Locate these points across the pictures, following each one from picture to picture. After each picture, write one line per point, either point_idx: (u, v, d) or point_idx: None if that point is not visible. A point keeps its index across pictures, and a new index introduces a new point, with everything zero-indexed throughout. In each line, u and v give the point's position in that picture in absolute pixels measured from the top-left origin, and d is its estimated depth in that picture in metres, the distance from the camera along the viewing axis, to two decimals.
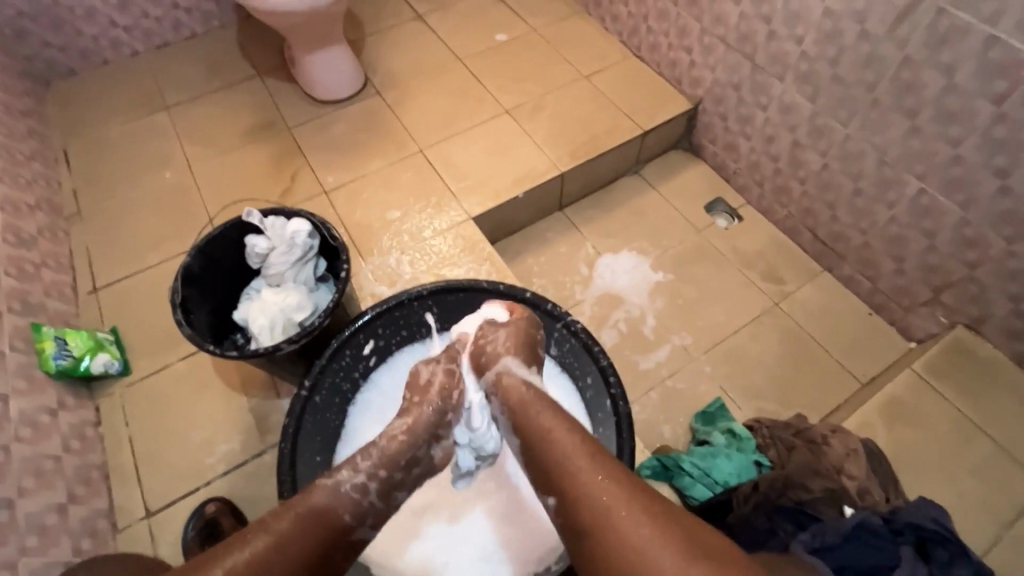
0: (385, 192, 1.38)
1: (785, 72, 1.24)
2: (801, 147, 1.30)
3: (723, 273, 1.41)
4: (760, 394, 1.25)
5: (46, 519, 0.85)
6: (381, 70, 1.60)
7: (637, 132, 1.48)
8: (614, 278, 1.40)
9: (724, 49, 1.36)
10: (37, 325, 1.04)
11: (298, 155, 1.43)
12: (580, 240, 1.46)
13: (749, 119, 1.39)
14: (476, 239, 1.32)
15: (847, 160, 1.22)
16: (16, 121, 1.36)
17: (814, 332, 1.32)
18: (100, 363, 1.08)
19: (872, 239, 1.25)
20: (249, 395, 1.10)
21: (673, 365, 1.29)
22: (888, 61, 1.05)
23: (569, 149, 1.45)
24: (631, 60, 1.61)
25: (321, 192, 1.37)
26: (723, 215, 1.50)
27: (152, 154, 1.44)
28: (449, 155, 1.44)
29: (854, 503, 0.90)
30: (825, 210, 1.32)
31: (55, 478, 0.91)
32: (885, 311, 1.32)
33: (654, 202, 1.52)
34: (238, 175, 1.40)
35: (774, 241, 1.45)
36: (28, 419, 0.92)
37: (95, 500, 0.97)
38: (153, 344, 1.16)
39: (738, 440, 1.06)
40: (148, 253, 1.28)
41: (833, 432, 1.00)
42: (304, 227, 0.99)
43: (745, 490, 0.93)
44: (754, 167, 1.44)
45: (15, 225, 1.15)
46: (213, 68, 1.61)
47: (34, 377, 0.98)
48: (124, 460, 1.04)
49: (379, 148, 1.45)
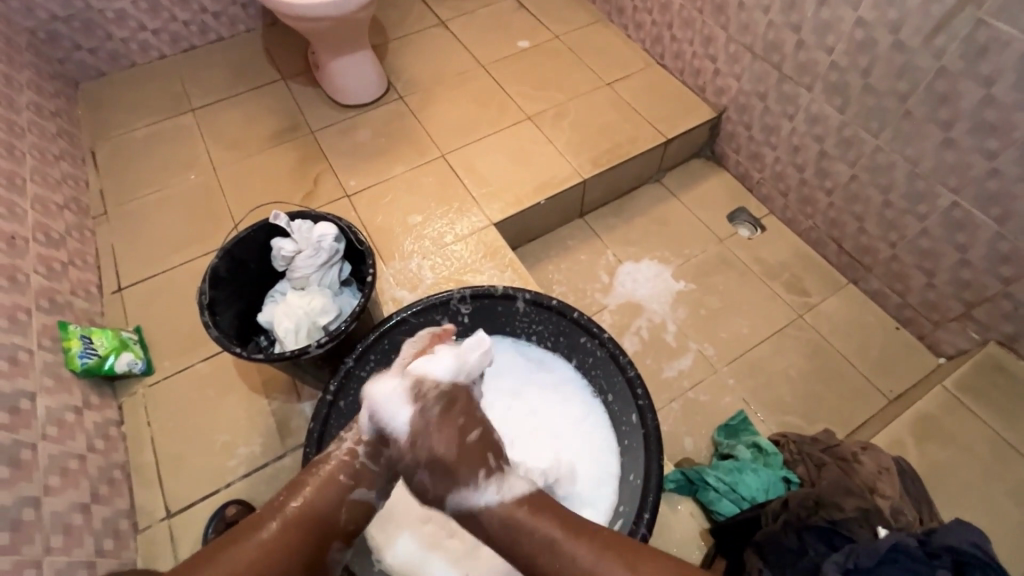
0: (406, 197, 1.38)
1: (814, 82, 1.23)
2: (829, 157, 1.28)
3: (746, 284, 1.39)
4: (784, 408, 1.23)
5: (70, 518, 0.85)
6: (404, 76, 1.60)
7: (661, 140, 1.47)
8: (636, 286, 1.39)
9: (750, 58, 1.35)
10: (64, 324, 1.05)
11: (320, 159, 1.44)
12: (601, 248, 1.45)
13: (775, 128, 1.37)
14: (497, 245, 1.31)
15: (877, 172, 1.20)
16: (47, 121, 1.38)
17: (840, 346, 1.30)
18: (124, 363, 1.08)
19: (901, 252, 1.23)
20: (269, 398, 1.10)
21: (696, 376, 1.27)
22: (923, 71, 1.03)
23: (592, 157, 1.44)
24: (654, 68, 1.61)
25: (344, 196, 1.38)
26: (746, 225, 1.49)
27: (179, 155, 1.45)
28: (470, 160, 1.44)
29: (888, 524, 0.87)
30: (853, 222, 1.30)
31: (79, 476, 0.91)
32: (914, 325, 1.29)
33: (676, 211, 1.51)
34: (264, 176, 1.41)
35: (798, 253, 1.43)
36: (54, 417, 0.92)
37: (118, 501, 0.97)
38: (176, 345, 1.16)
39: (765, 455, 1.05)
40: (171, 254, 1.29)
41: (864, 450, 0.98)
42: (331, 231, 0.99)
43: (774, 507, 0.91)
44: (779, 176, 1.42)
45: (44, 224, 1.17)
46: (238, 70, 1.62)
47: (60, 375, 0.99)
48: (146, 460, 1.04)
49: (401, 153, 1.45)
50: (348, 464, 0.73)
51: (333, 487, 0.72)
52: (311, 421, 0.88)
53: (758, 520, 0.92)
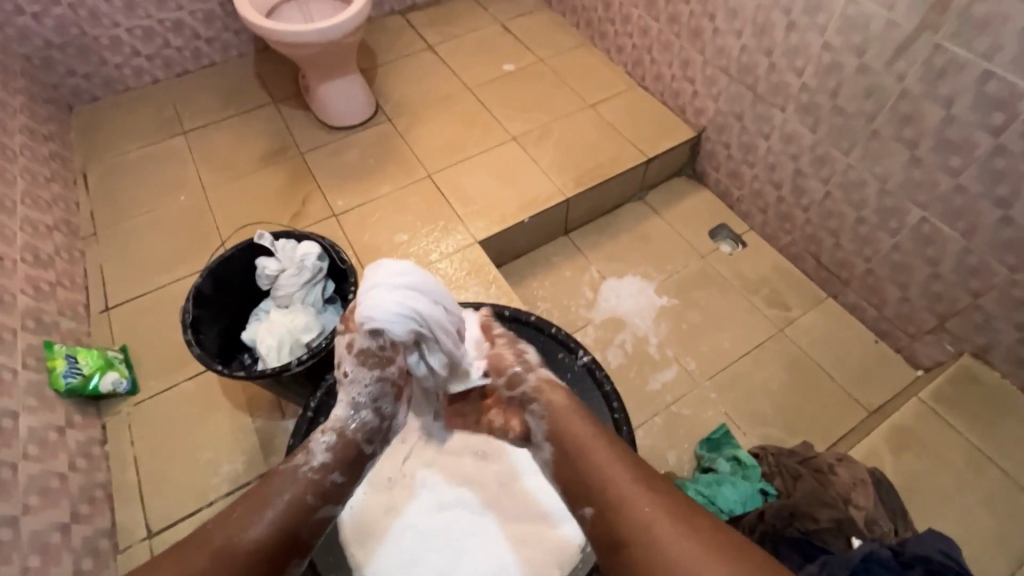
0: (393, 216, 1.40)
1: (787, 102, 1.27)
2: (804, 175, 1.31)
3: (727, 298, 1.41)
4: (766, 422, 1.24)
5: (49, 538, 0.85)
6: (392, 98, 1.64)
7: (642, 159, 1.51)
8: (619, 301, 1.41)
9: (726, 80, 1.39)
10: (50, 343, 1.05)
11: (309, 179, 1.47)
12: (585, 265, 1.48)
13: (752, 147, 1.41)
14: (481, 263, 1.34)
15: (849, 189, 1.23)
16: (40, 145, 1.41)
17: (819, 359, 1.32)
18: (109, 382, 1.09)
19: (876, 267, 1.26)
20: (253, 416, 1.11)
21: (678, 390, 1.28)
22: (887, 93, 1.08)
23: (575, 175, 1.48)
24: (636, 90, 1.65)
25: (331, 216, 1.40)
26: (727, 241, 1.52)
27: (169, 177, 1.48)
28: (456, 180, 1.47)
29: (863, 536, 0.89)
30: (829, 237, 1.33)
31: (60, 496, 0.92)
32: (891, 338, 1.31)
33: (659, 227, 1.54)
34: (253, 196, 1.44)
35: (778, 267, 1.46)
36: (36, 436, 0.93)
37: (98, 520, 0.97)
38: (162, 364, 1.17)
39: (743, 468, 1.05)
40: (159, 273, 1.31)
41: (839, 461, 0.99)
42: (314, 250, 1.01)
43: (750, 519, 0.93)
44: (757, 194, 1.46)
45: (33, 245, 1.18)
46: (229, 95, 1.66)
47: (44, 395, 0.99)
48: (128, 479, 1.04)
49: (388, 173, 1.48)
50: (319, 484, 0.76)
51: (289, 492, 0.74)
52: (291, 436, 0.90)
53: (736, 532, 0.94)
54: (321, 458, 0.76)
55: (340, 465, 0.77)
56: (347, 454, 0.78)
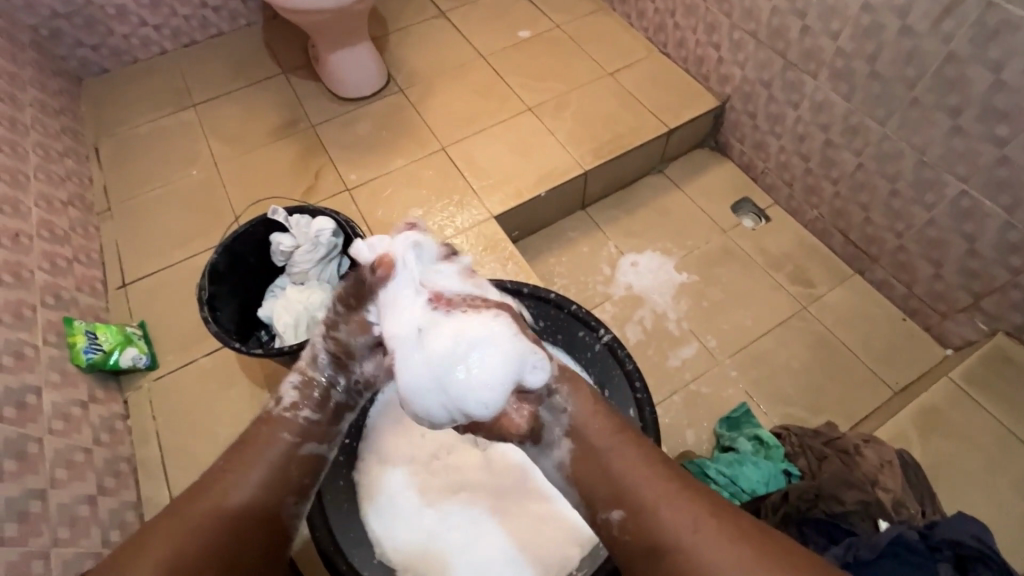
0: (406, 190, 1.37)
1: (819, 68, 1.20)
2: (835, 146, 1.26)
3: (749, 275, 1.38)
4: (787, 401, 1.22)
5: (76, 510, 0.87)
6: (404, 68, 1.59)
7: (663, 130, 1.45)
8: (637, 277, 1.38)
9: (755, 45, 1.32)
10: (69, 319, 1.06)
11: (321, 153, 1.44)
12: (602, 240, 1.44)
13: (780, 117, 1.35)
14: (497, 238, 1.31)
15: (883, 160, 1.18)
16: (51, 119, 1.39)
17: (843, 337, 1.28)
18: (129, 358, 1.10)
19: (908, 242, 1.21)
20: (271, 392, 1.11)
21: (698, 368, 1.26)
22: (930, 56, 1.01)
23: (594, 148, 1.43)
24: (658, 56, 1.58)
25: (344, 190, 1.38)
26: (751, 216, 1.47)
27: (180, 151, 1.46)
28: (471, 153, 1.43)
29: (890, 517, 0.87)
30: (858, 212, 1.28)
31: (85, 469, 0.93)
32: (920, 316, 1.27)
33: (680, 201, 1.49)
34: (265, 170, 1.42)
35: (803, 243, 1.42)
36: (60, 411, 0.94)
37: (124, 493, 0.98)
38: (180, 340, 1.18)
39: (766, 448, 1.04)
40: (174, 249, 1.30)
41: (866, 442, 0.97)
42: (328, 225, 0.99)
43: (774, 500, 0.91)
44: (783, 166, 1.41)
45: (49, 221, 1.18)
46: (238, 65, 1.62)
47: (67, 370, 1.00)
48: (151, 453, 1.06)
49: (401, 146, 1.45)
50: (292, 423, 0.71)
51: (276, 441, 0.69)
52: None
53: (758, 512, 0.93)
54: (290, 399, 0.73)
55: (310, 404, 0.73)
56: (314, 392, 0.74)
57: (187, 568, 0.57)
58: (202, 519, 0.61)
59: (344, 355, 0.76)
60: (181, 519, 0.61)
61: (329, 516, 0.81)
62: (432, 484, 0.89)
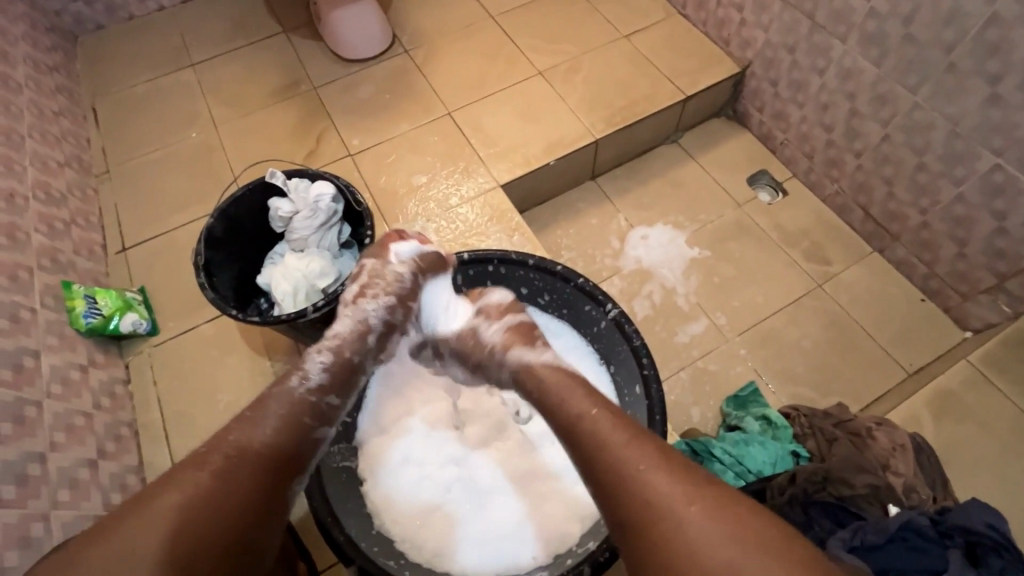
0: (411, 156, 1.33)
1: (849, 31, 1.13)
2: (860, 116, 1.19)
3: (763, 251, 1.33)
4: (797, 380, 1.19)
5: (76, 473, 0.86)
6: (410, 28, 1.52)
7: (680, 97, 1.39)
8: (646, 251, 1.34)
9: (781, 6, 1.25)
10: (67, 283, 1.04)
11: (323, 116, 1.39)
12: (612, 212, 1.40)
13: (804, 85, 1.28)
14: (504, 208, 1.27)
15: (911, 132, 1.11)
16: (45, 76, 1.35)
17: (857, 317, 1.25)
18: (129, 323, 1.09)
19: (933, 220, 1.16)
20: (272, 360, 1.10)
21: (706, 345, 1.23)
22: (972, 18, 0.94)
23: (606, 115, 1.37)
24: (677, 18, 1.50)
25: (347, 155, 1.34)
26: (767, 189, 1.42)
27: (179, 112, 1.42)
28: (478, 119, 1.38)
29: (900, 503, 0.85)
30: (881, 186, 1.23)
31: (86, 433, 0.93)
32: (940, 297, 1.23)
33: (694, 173, 1.44)
34: (266, 133, 1.37)
35: (820, 219, 1.36)
36: (59, 375, 0.93)
37: (125, 457, 0.98)
38: (180, 306, 1.16)
39: (774, 428, 1.01)
40: (173, 213, 1.28)
41: (879, 426, 0.94)
42: (328, 191, 0.96)
43: (780, 481, 0.88)
44: (804, 137, 1.34)
45: (44, 182, 1.15)
46: (237, 23, 1.56)
47: (65, 334, 0.99)
48: (153, 418, 1.06)
49: (405, 111, 1.39)
50: (315, 406, 0.69)
51: (287, 403, 0.67)
52: None
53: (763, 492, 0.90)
54: (316, 378, 0.71)
55: (337, 387, 0.72)
56: (343, 373, 0.73)
57: (198, 533, 0.54)
58: (210, 478, 0.57)
59: (383, 337, 0.80)
60: (191, 473, 0.57)
61: (325, 488, 0.78)
62: (434, 459, 0.87)
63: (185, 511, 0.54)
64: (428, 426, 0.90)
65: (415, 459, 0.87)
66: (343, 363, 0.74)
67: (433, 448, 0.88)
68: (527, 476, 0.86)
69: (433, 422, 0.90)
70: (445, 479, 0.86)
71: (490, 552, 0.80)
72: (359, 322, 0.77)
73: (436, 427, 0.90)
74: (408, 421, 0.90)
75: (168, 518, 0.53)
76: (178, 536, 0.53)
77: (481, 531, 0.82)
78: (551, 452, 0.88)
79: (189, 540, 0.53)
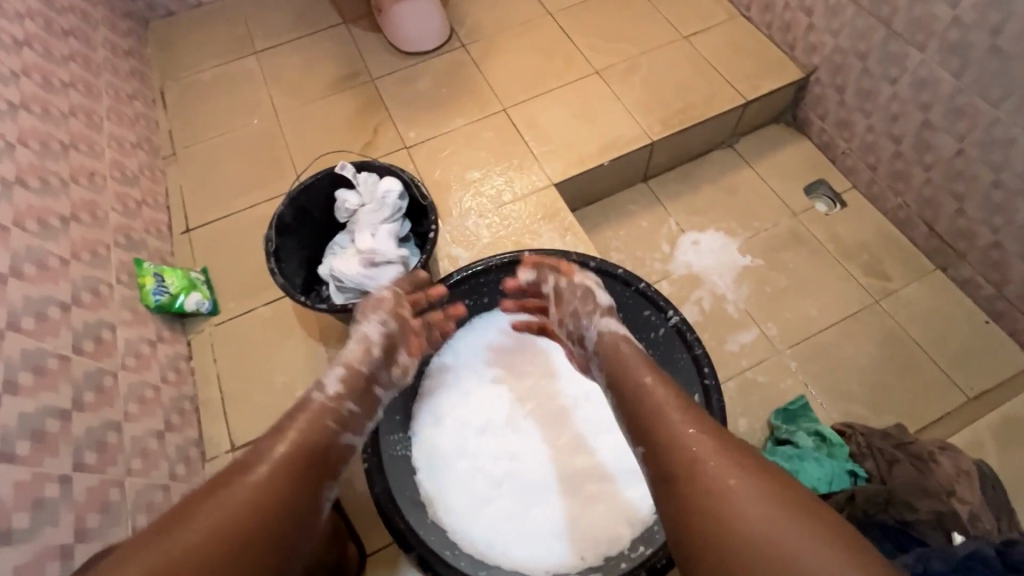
0: (465, 151, 1.34)
1: (928, 40, 1.09)
2: (933, 128, 1.15)
3: (819, 263, 1.30)
4: (849, 397, 1.16)
5: (146, 444, 0.91)
6: (467, 23, 1.53)
7: (740, 101, 1.36)
8: (697, 257, 1.33)
9: (854, 12, 1.21)
10: (139, 260, 1.09)
11: (381, 108, 1.41)
12: (663, 215, 1.38)
13: (873, 94, 1.25)
14: (557, 207, 1.27)
15: (989, 147, 1.07)
16: (120, 60, 1.40)
17: (917, 336, 1.21)
18: (193, 302, 1.13)
19: (1005, 239, 1.11)
20: (327, 346, 1.13)
21: (755, 356, 1.21)
22: None
23: (662, 116, 1.35)
24: (740, 20, 1.47)
25: (403, 148, 1.35)
26: (825, 199, 1.38)
27: (243, 99, 1.46)
28: (533, 116, 1.38)
29: (965, 531, 0.84)
30: (951, 202, 1.18)
31: (154, 406, 0.97)
32: (1007, 320, 1.18)
33: (749, 180, 1.41)
34: (325, 123, 1.40)
35: (880, 232, 1.32)
36: (132, 348, 0.98)
37: (188, 430, 1.03)
38: (240, 288, 1.20)
39: (829, 445, 0.97)
40: (236, 198, 1.32)
41: (942, 449, 0.92)
42: (395, 186, 0.98)
43: (839, 500, 0.88)
44: (869, 148, 1.30)
45: (120, 162, 1.20)
46: (299, 13, 1.59)
47: (137, 309, 1.04)
48: (212, 395, 1.10)
49: (461, 105, 1.40)
50: (335, 412, 0.72)
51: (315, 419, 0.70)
52: None
53: None
54: (333, 389, 0.74)
55: (352, 396, 0.75)
56: (356, 384, 0.76)
57: (241, 543, 0.56)
58: (250, 492, 0.59)
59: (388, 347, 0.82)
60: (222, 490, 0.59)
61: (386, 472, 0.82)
62: (485, 452, 0.89)
63: (224, 525, 0.56)
64: (480, 419, 0.91)
65: (467, 449, 0.89)
66: (355, 376, 0.76)
67: (485, 441, 0.90)
68: (577, 477, 0.87)
69: (485, 415, 0.92)
70: (496, 472, 0.87)
71: (537, 548, 0.82)
72: (360, 340, 0.80)
73: (488, 421, 0.91)
74: (462, 413, 0.92)
75: (213, 535, 0.55)
76: (214, 541, 0.55)
77: (529, 527, 0.83)
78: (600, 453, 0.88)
79: (243, 549, 0.56)
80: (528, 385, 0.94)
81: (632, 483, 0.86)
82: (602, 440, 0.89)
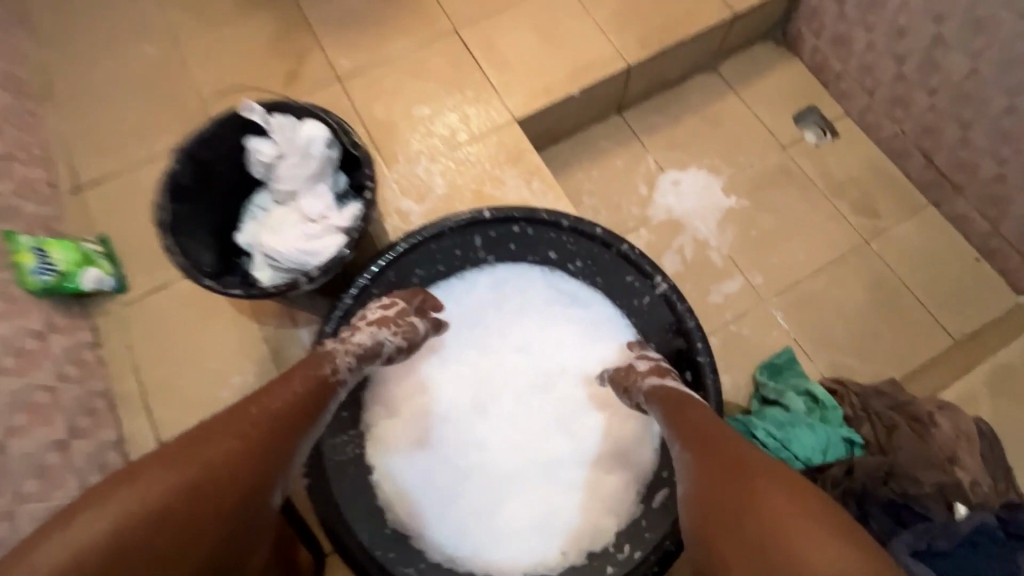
0: (410, 82, 1.13)
1: None
2: (945, 45, 1.01)
3: (808, 202, 1.19)
4: (836, 346, 1.10)
5: (44, 459, 0.76)
6: None
7: (728, 15, 1.17)
8: (678, 199, 1.19)
9: None
10: (10, 234, 0.88)
11: (304, 29, 1.16)
12: (640, 152, 1.23)
13: (878, 3, 1.08)
14: (521, 147, 1.10)
15: (1007, 67, 0.95)
16: None
17: (906, 278, 1.14)
18: (91, 279, 0.94)
19: (1010, 172, 1.02)
20: (261, 323, 0.98)
21: (740, 307, 1.12)
22: None
23: (640, 35, 1.16)
24: None
25: (334, 79, 1.13)
26: (815, 129, 1.25)
27: (128, 19, 1.17)
28: (490, 36, 1.16)
29: (967, 500, 0.84)
30: (955, 131, 1.07)
31: (52, 411, 0.82)
32: (998, 258, 1.12)
33: (734, 109, 1.26)
34: (236, 49, 1.15)
35: (873, 165, 1.22)
36: (11, 346, 0.80)
37: (102, 432, 0.88)
38: (150, 259, 1.01)
39: (824, 410, 0.95)
40: (133, 147, 1.09)
41: (941, 410, 0.93)
42: (319, 131, 0.79)
43: (837, 474, 0.86)
44: (868, 69, 1.16)
45: None
46: None
47: (15, 296, 0.85)
48: (129, 387, 0.94)
49: (402, 24, 1.17)
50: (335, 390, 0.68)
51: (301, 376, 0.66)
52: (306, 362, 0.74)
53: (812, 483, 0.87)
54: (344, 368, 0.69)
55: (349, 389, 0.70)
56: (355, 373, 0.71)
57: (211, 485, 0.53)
58: (233, 437, 0.56)
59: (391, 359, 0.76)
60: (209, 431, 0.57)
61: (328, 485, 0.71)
62: (450, 447, 0.78)
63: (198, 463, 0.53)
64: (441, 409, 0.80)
65: (428, 445, 0.78)
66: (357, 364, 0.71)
67: (448, 433, 0.79)
68: (554, 467, 0.78)
69: (446, 404, 0.80)
70: (463, 468, 0.77)
71: (514, 548, 0.74)
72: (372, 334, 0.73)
73: (450, 410, 0.80)
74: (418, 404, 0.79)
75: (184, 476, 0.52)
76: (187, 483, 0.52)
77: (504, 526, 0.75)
78: (578, 435, 0.79)
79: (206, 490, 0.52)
80: (493, 364, 0.82)
81: (615, 464, 0.78)
82: (580, 422, 0.80)
